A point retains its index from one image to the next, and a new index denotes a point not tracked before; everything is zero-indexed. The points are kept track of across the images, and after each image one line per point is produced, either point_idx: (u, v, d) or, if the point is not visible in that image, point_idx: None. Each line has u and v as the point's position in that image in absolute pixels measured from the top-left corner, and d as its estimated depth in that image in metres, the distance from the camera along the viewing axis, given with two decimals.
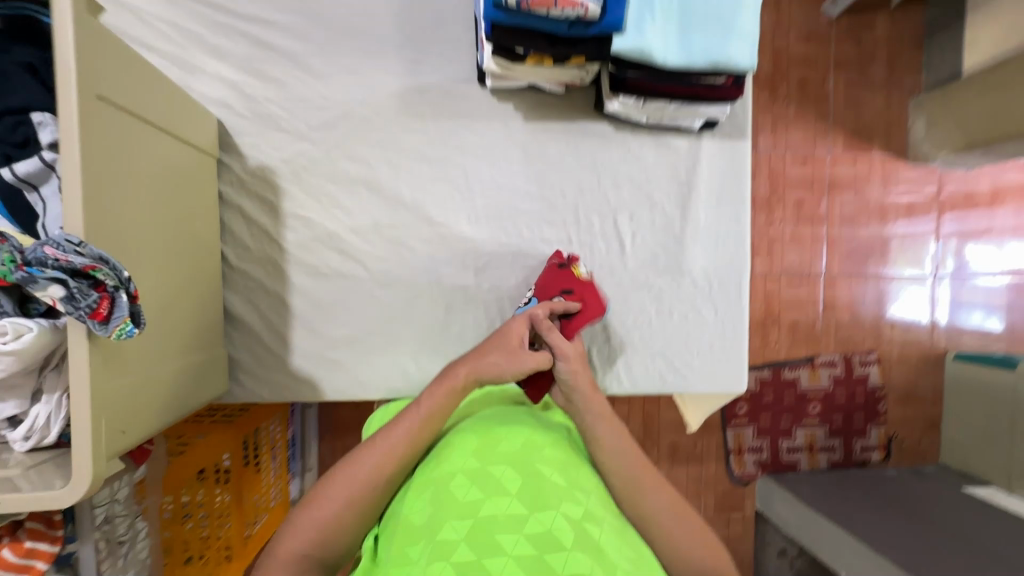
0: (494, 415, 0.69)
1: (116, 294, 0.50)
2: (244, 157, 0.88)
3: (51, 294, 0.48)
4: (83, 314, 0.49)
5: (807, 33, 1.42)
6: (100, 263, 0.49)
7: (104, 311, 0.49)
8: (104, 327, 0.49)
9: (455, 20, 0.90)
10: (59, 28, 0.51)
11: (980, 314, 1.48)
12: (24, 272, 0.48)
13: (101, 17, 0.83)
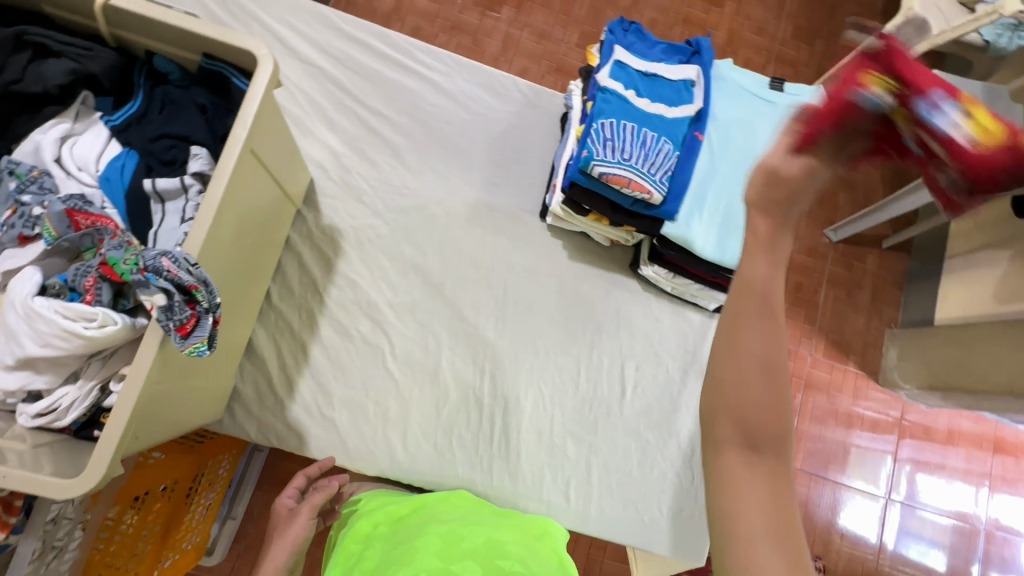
0: (457, 520, 0.75)
1: (203, 315, 0.57)
2: (320, 214, 0.98)
3: (153, 299, 0.54)
4: (171, 325, 0.55)
5: (808, 248, 1.64)
6: (202, 285, 0.56)
7: (188, 327, 0.56)
8: (182, 341, 0.56)
9: (534, 161, 1.06)
10: (248, 99, 0.63)
11: (921, 547, 1.51)
12: (143, 276, 0.54)
13: (275, 90, 0.99)
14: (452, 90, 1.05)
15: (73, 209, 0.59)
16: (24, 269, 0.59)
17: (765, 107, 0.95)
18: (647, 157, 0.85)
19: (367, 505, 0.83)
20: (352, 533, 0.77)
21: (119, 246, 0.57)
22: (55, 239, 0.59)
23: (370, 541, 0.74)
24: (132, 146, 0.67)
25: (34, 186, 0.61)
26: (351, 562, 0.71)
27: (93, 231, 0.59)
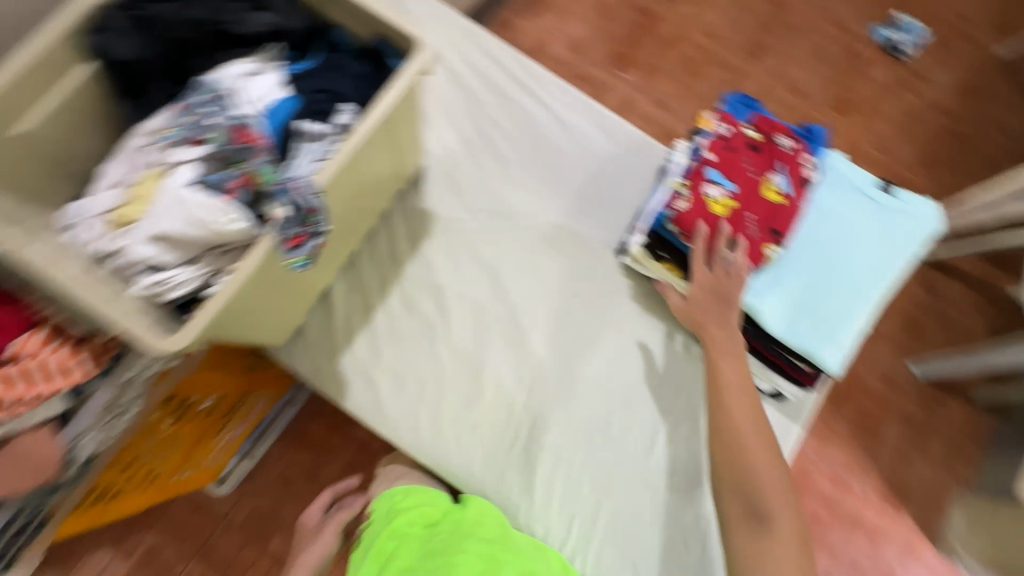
0: (491, 540, 0.84)
1: (310, 236, 0.70)
2: (421, 197, 1.08)
3: (277, 211, 0.66)
4: (284, 237, 0.67)
5: (885, 375, 1.53)
6: (318, 213, 0.68)
7: (296, 243, 0.69)
8: (289, 251, 0.69)
9: (627, 203, 1.10)
10: (399, 78, 0.75)
11: None
12: (278, 190, 0.66)
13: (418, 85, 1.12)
14: (568, 121, 1.13)
15: (240, 128, 0.70)
16: (186, 166, 0.72)
17: (867, 205, 0.94)
18: (730, 224, 0.89)
19: (403, 500, 0.93)
20: (391, 528, 0.89)
21: (268, 163, 0.69)
22: (218, 148, 0.70)
23: (405, 542, 0.86)
24: (296, 93, 0.78)
25: (217, 103, 0.73)
26: (386, 562, 0.84)
27: (246, 149, 0.69)
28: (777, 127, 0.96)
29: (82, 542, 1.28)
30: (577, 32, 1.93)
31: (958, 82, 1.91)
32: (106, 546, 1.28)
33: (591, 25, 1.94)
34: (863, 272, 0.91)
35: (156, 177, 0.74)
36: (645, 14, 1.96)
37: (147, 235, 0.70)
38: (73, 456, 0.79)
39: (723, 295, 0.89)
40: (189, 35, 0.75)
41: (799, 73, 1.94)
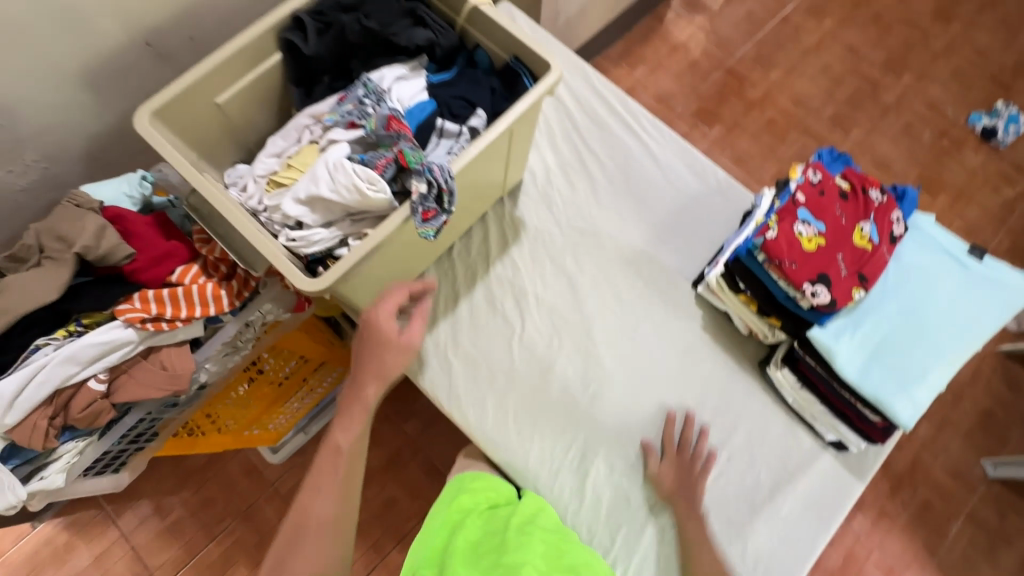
0: (552, 531, 0.87)
1: (440, 212, 0.79)
2: (516, 207, 1.17)
3: (418, 186, 0.77)
4: (419, 209, 0.77)
5: (954, 470, 1.56)
6: (449, 192, 0.78)
7: (428, 216, 0.78)
8: (421, 223, 0.79)
9: (706, 238, 1.16)
10: (530, 93, 0.86)
11: None
12: (420, 168, 0.77)
13: None
14: (659, 157, 1.21)
15: (392, 117, 0.83)
16: (341, 143, 0.84)
17: (955, 267, 0.96)
18: (817, 260, 0.91)
19: (470, 480, 0.98)
20: (459, 504, 0.94)
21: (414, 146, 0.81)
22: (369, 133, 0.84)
23: (470, 517, 0.91)
24: (435, 96, 0.91)
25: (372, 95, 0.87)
26: (453, 531, 0.89)
27: (395, 136, 0.82)
28: (869, 182, 0.99)
29: (146, 483, 1.39)
30: (665, 85, 2.04)
31: None
32: (166, 489, 1.38)
33: (680, 80, 2.05)
34: (945, 332, 0.92)
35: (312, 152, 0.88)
36: (732, 74, 2.06)
37: (297, 197, 0.82)
38: (195, 380, 0.89)
39: (689, 483, 0.97)
40: (356, 39, 0.90)
41: (886, 148, 1.96)
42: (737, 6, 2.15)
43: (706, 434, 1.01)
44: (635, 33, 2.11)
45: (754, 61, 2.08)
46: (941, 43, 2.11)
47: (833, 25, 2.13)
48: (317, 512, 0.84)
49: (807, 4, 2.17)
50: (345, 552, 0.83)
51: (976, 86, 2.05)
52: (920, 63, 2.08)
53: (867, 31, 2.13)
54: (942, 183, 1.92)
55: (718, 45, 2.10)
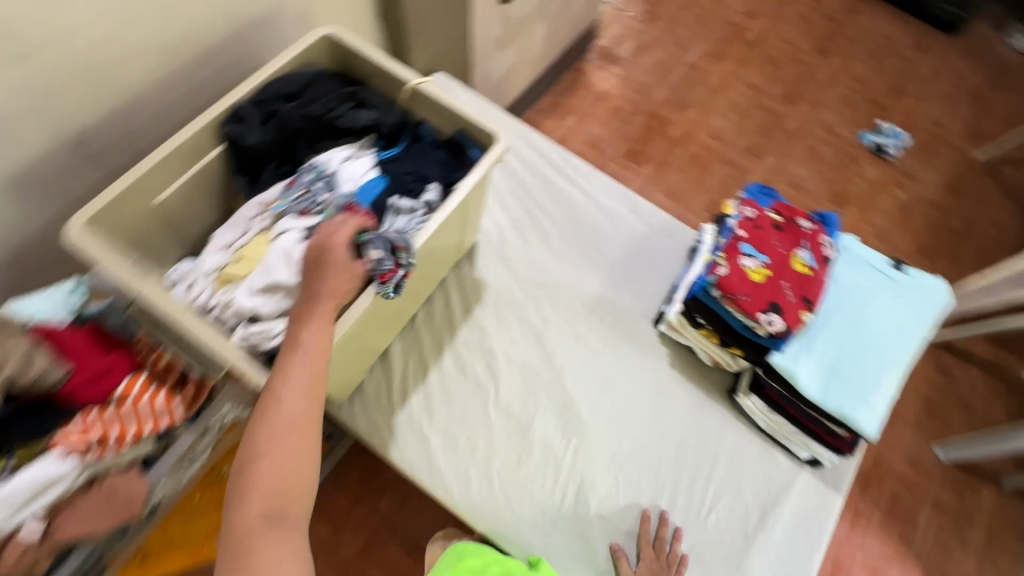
0: None
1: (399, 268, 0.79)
2: (473, 268, 1.18)
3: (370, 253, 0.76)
4: (378, 272, 0.77)
5: (912, 461, 1.69)
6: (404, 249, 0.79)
7: (387, 276, 0.78)
8: (383, 284, 0.79)
9: (659, 276, 1.21)
10: (479, 164, 0.89)
11: None
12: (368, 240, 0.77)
13: None
14: (605, 205, 1.27)
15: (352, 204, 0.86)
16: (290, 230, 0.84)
17: (883, 280, 1.05)
18: (765, 290, 0.97)
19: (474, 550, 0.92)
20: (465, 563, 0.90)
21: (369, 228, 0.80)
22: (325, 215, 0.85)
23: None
24: (386, 173, 0.92)
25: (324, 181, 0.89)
26: None
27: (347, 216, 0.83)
28: (796, 212, 1.09)
29: None
30: (594, 131, 2.17)
31: (938, 184, 2.17)
32: None
33: (608, 125, 2.19)
34: (887, 342, 0.99)
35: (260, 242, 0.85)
36: (653, 116, 2.22)
37: (254, 290, 0.81)
38: (147, 503, 0.81)
39: None
40: (299, 124, 0.91)
41: (798, 170, 2.16)
42: (647, 57, 2.35)
43: (678, 538, 0.97)
44: (560, 87, 2.25)
45: (670, 103, 2.26)
46: (826, 75, 2.38)
47: (733, 66, 2.37)
48: (283, 411, 0.65)
49: (707, 50, 2.40)
50: (316, 454, 0.66)
51: (861, 108, 2.31)
52: (812, 93, 2.33)
53: (763, 69, 2.37)
54: (851, 196, 2.13)
55: (636, 91, 2.27)
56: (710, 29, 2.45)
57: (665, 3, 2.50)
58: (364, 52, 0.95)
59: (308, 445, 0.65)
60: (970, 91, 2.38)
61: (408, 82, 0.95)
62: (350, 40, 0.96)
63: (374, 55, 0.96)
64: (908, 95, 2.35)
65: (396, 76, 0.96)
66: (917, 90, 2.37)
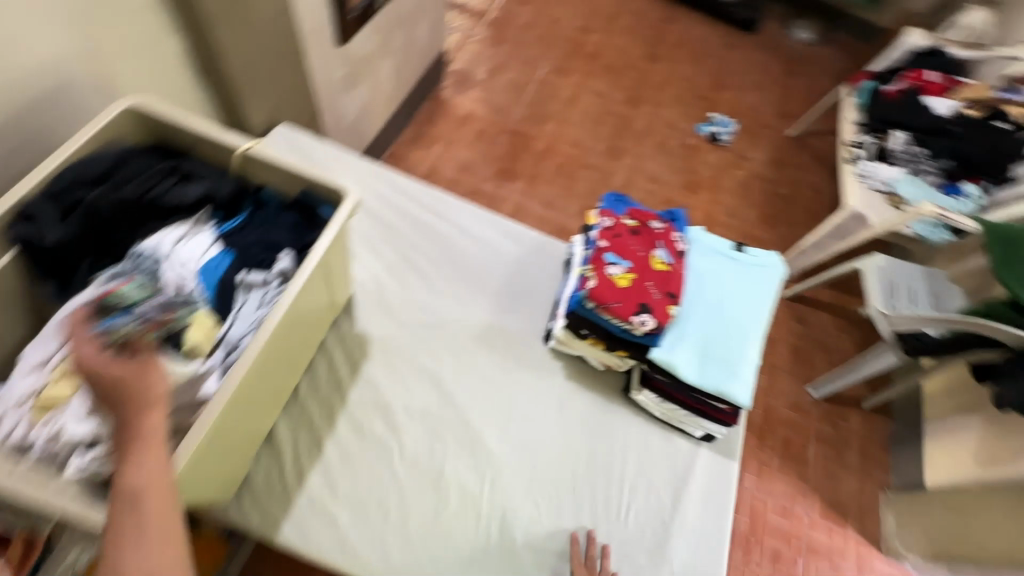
0: None
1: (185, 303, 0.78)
2: (354, 322, 1.13)
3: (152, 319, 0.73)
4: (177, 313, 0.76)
5: (794, 404, 1.93)
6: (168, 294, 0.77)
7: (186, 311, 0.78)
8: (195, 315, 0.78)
9: (541, 292, 1.25)
10: (332, 223, 0.85)
11: None
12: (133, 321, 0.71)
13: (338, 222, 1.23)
14: (477, 234, 1.28)
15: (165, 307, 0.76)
16: None
17: (729, 262, 1.18)
18: (632, 293, 1.04)
19: None
20: None
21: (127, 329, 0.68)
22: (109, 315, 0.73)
23: None
24: (230, 247, 0.87)
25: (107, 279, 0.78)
26: None
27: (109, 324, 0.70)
28: (647, 215, 1.18)
29: None
30: (463, 156, 2.20)
31: (766, 160, 2.50)
32: None
33: (474, 149, 2.23)
34: (741, 317, 1.11)
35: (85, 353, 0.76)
36: (516, 134, 2.30)
37: (85, 412, 0.71)
38: None
39: None
40: (113, 212, 0.82)
41: (652, 165, 2.36)
42: (500, 79, 2.45)
43: (608, 555, 0.98)
44: (421, 118, 2.26)
45: (529, 120, 2.36)
46: (659, 78, 2.64)
47: (578, 78, 2.54)
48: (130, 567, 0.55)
49: (553, 66, 2.55)
50: None
51: (694, 103, 2.60)
52: (650, 95, 2.57)
53: (606, 79, 2.57)
54: (700, 181, 2.37)
55: (495, 112, 2.34)
56: (552, 47, 2.61)
57: (507, 27, 2.62)
58: (182, 124, 0.89)
59: (181, 547, 0.60)
60: (774, 79, 2.78)
61: (237, 147, 0.89)
62: (161, 113, 0.89)
63: (194, 124, 0.90)
64: (728, 87, 2.69)
65: (223, 143, 0.90)
66: (733, 83, 2.72)
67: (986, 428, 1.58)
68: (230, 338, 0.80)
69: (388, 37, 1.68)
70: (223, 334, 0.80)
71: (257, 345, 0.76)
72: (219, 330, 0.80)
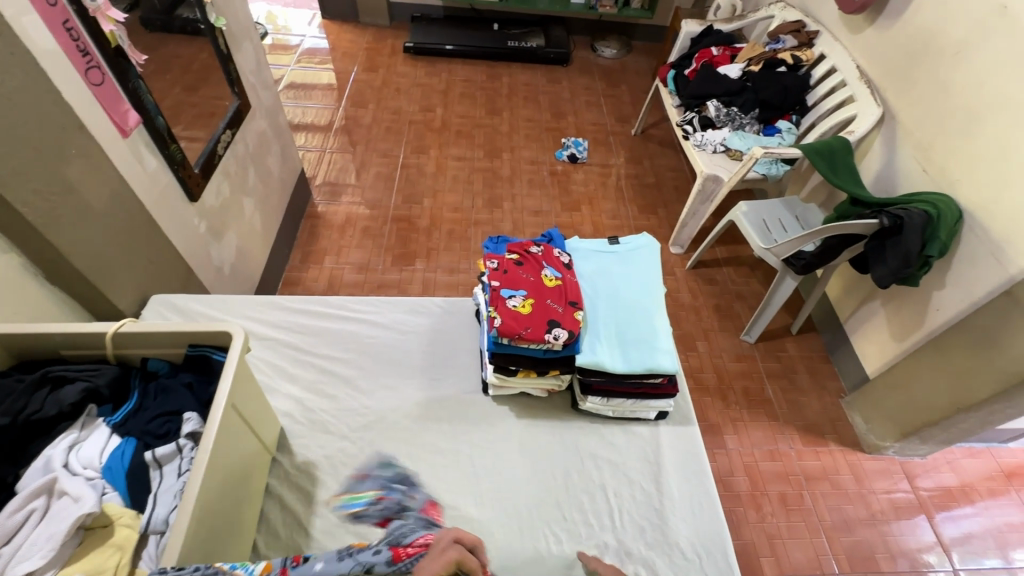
0: None
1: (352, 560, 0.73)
2: (294, 453, 1.09)
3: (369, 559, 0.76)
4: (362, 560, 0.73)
5: (736, 355, 2.07)
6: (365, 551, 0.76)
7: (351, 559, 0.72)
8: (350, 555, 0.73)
9: (464, 350, 1.29)
10: (228, 365, 0.85)
11: None
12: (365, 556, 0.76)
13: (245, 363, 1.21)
14: (384, 321, 1.31)
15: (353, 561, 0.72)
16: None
17: (613, 258, 1.30)
18: (538, 316, 1.11)
19: None
20: None
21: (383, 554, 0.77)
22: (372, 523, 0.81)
23: None
24: (131, 432, 0.86)
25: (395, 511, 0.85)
26: None
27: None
28: (525, 244, 1.28)
29: None
30: (356, 258, 2.23)
31: (624, 161, 2.77)
32: None
33: (364, 247, 2.27)
34: (642, 299, 1.22)
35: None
36: (400, 220, 2.39)
37: None
38: None
39: None
40: None
41: (531, 201, 2.53)
42: (367, 177, 2.55)
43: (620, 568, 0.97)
44: (303, 238, 2.28)
45: (407, 203, 2.46)
46: (507, 126, 2.89)
47: (436, 151, 2.71)
48: None
49: (411, 149, 2.71)
50: None
51: (545, 137, 2.85)
52: (505, 143, 2.79)
53: (461, 143, 2.77)
54: (577, 199, 2.57)
55: (373, 208, 2.42)
56: (403, 133, 2.78)
57: (356, 130, 2.77)
58: (39, 331, 0.86)
59: None
60: (601, 94, 3.14)
61: (106, 332, 0.88)
62: (8, 330, 0.85)
63: (52, 326, 0.87)
64: (567, 114, 2.99)
65: (90, 333, 0.88)
66: (570, 108, 3.03)
67: (886, 308, 1.80)
68: (154, 522, 0.76)
69: (241, 177, 1.73)
70: (145, 521, 0.76)
71: (185, 513, 0.72)
72: (140, 518, 0.77)
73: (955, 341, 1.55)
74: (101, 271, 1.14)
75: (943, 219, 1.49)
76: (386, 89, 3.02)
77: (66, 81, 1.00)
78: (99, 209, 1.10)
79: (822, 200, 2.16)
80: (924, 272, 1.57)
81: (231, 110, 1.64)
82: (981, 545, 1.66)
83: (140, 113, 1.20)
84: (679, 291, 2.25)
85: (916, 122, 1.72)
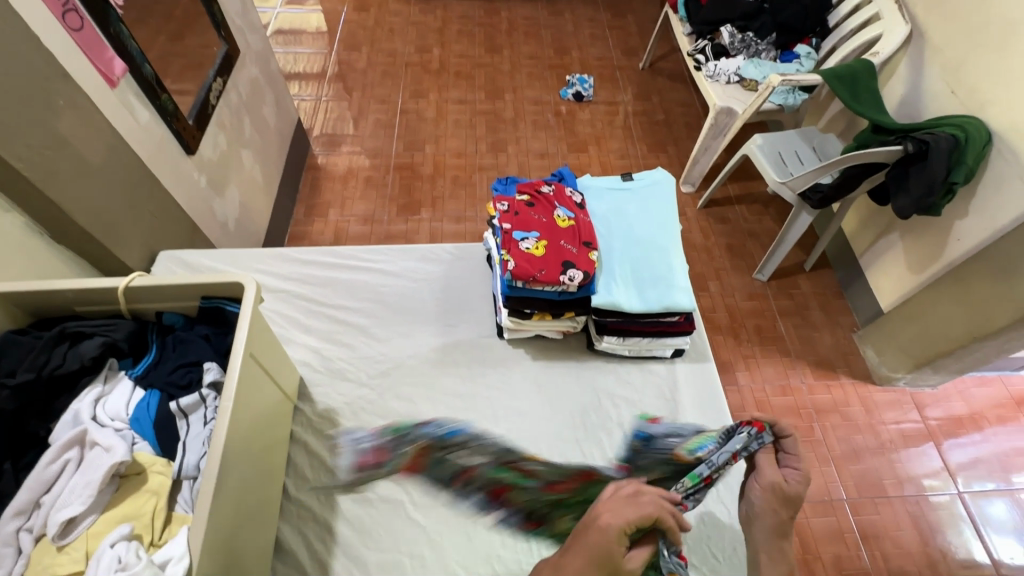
0: None
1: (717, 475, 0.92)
2: (314, 402, 1.11)
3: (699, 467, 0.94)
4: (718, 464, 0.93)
5: (749, 293, 2.05)
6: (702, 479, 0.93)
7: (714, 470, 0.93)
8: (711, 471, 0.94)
9: (477, 294, 1.28)
10: (243, 315, 0.84)
11: (1002, 507, 1.64)
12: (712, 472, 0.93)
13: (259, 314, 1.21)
14: (396, 269, 1.30)
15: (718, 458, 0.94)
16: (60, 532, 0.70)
17: (628, 196, 1.26)
18: (552, 257, 1.08)
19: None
20: None
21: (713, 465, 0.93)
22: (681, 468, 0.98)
23: None
24: (154, 384, 0.87)
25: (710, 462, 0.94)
26: None
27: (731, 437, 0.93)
28: (536, 184, 1.24)
29: None
30: (360, 209, 2.19)
31: (632, 97, 2.65)
32: None
33: (368, 198, 2.22)
34: (657, 236, 1.18)
35: (88, 544, 0.71)
36: (402, 169, 2.32)
37: None
38: None
39: None
40: (13, 404, 0.79)
41: (536, 143, 2.44)
42: (365, 125, 2.46)
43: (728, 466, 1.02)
44: (306, 191, 2.23)
45: (408, 150, 2.39)
46: (508, 65, 2.75)
47: (436, 95, 2.60)
48: None
49: (409, 93, 2.59)
50: None
51: (548, 74, 2.72)
52: (507, 83, 2.67)
53: (461, 85, 2.64)
54: (584, 140, 2.47)
55: (373, 157, 2.35)
56: (399, 77, 2.66)
57: (351, 75, 2.65)
58: (48, 288, 0.85)
59: None
60: (607, 26, 2.96)
61: (117, 287, 0.87)
62: (20, 287, 0.84)
63: (61, 284, 0.86)
64: (571, 48, 2.84)
65: (102, 288, 0.88)
66: (574, 43, 2.86)
67: (904, 241, 1.75)
68: (187, 468, 0.78)
69: (237, 128, 1.67)
70: (177, 468, 0.78)
71: (214, 459, 0.73)
72: (172, 465, 0.79)
73: (976, 270, 1.51)
74: (105, 226, 1.12)
75: (971, 142, 1.42)
76: (379, 30, 2.86)
77: (44, 24, 0.94)
78: (95, 163, 1.07)
79: (841, 130, 2.06)
80: (947, 201, 1.51)
81: (220, 56, 1.56)
82: (986, 469, 1.70)
83: (126, 61, 1.13)
84: (691, 231, 2.21)
85: (946, 39, 1.60)
